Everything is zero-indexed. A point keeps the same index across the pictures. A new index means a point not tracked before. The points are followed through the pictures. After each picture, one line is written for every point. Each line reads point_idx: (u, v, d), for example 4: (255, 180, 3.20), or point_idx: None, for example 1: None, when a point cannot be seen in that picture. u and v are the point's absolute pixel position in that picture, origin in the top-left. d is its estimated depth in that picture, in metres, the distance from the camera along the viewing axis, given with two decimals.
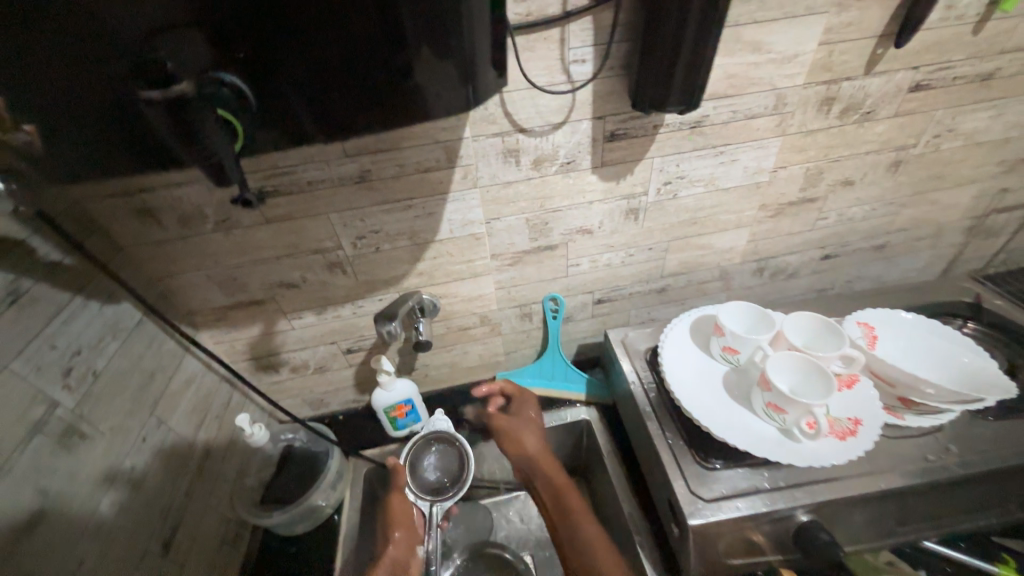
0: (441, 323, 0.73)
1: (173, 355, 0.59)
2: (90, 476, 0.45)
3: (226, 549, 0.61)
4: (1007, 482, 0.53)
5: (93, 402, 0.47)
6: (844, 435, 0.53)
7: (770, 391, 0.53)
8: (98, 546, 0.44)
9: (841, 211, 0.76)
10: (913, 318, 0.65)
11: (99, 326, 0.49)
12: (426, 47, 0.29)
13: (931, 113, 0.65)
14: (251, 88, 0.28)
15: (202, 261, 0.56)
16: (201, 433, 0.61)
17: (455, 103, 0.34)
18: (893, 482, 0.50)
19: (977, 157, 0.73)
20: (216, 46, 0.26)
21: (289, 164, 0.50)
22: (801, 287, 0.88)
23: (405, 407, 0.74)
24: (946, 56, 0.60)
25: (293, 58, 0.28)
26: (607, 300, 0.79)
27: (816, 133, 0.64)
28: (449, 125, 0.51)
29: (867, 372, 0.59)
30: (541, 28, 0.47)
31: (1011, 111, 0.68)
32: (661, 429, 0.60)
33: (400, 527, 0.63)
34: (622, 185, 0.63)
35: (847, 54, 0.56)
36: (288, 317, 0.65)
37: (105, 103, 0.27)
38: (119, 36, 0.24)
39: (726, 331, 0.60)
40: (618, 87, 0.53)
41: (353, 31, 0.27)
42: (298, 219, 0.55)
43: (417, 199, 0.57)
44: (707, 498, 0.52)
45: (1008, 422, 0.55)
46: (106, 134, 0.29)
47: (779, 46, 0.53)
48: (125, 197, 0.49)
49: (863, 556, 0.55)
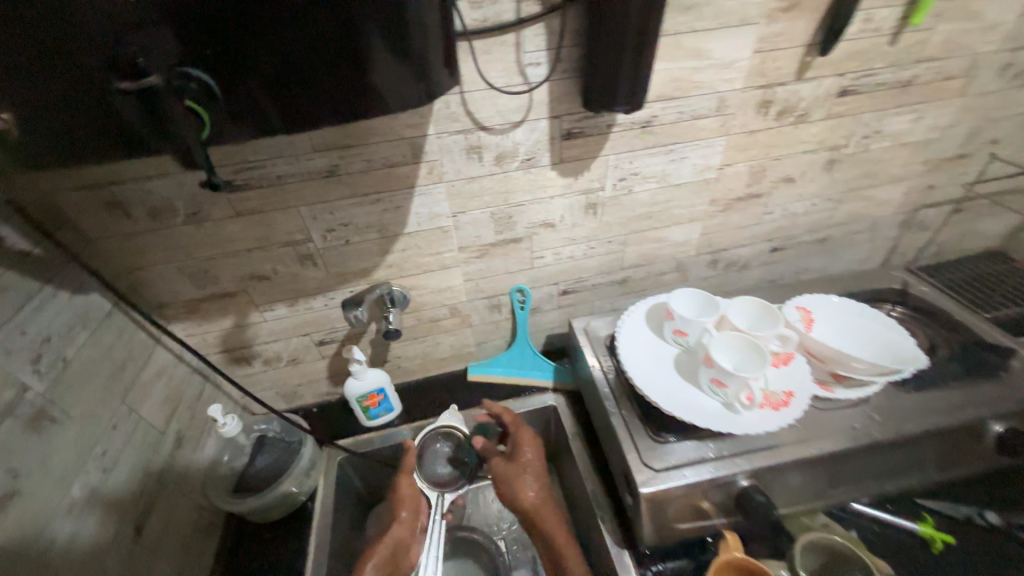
0: (412, 314, 0.76)
1: (144, 345, 0.60)
2: (61, 459, 0.46)
3: (198, 536, 0.62)
4: (925, 448, 0.58)
5: (63, 389, 0.48)
6: (778, 406, 0.59)
7: (712, 367, 0.58)
8: (70, 527, 0.46)
9: (785, 206, 0.82)
10: (846, 303, 0.71)
11: (68, 316, 0.51)
12: (380, 49, 0.32)
13: (858, 116, 0.72)
14: (217, 82, 0.31)
15: (173, 254, 0.58)
16: (172, 423, 0.63)
17: (410, 101, 0.37)
18: (822, 449, 0.56)
19: (904, 157, 0.80)
20: (184, 42, 0.29)
21: (258, 158, 0.52)
22: (754, 278, 0.94)
23: (377, 397, 0.76)
24: (868, 65, 0.66)
25: (258, 56, 0.30)
26: (572, 292, 0.83)
27: (757, 133, 0.69)
28: (414, 122, 0.55)
29: (802, 351, 0.65)
30: (497, 33, 0.51)
31: (930, 114, 0.75)
32: (618, 407, 0.64)
33: (408, 508, 0.67)
34: (580, 181, 0.67)
35: (779, 61, 0.62)
36: (260, 309, 0.67)
37: (81, 96, 0.30)
38: (96, 35, 0.27)
39: (676, 316, 0.65)
40: (571, 89, 0.57)
41: (314, 33, 0.30)
42: (268, 212, 0.57)
43: (385, 193, 0.59)
44: (657, 468, 0.56)
45: (924, 393, 0.61)
46: (80, 124, 0.31)
47: (717, 53, 0.59)
48: (94, 190, 0.50)
49: (798, 517, 0.59)
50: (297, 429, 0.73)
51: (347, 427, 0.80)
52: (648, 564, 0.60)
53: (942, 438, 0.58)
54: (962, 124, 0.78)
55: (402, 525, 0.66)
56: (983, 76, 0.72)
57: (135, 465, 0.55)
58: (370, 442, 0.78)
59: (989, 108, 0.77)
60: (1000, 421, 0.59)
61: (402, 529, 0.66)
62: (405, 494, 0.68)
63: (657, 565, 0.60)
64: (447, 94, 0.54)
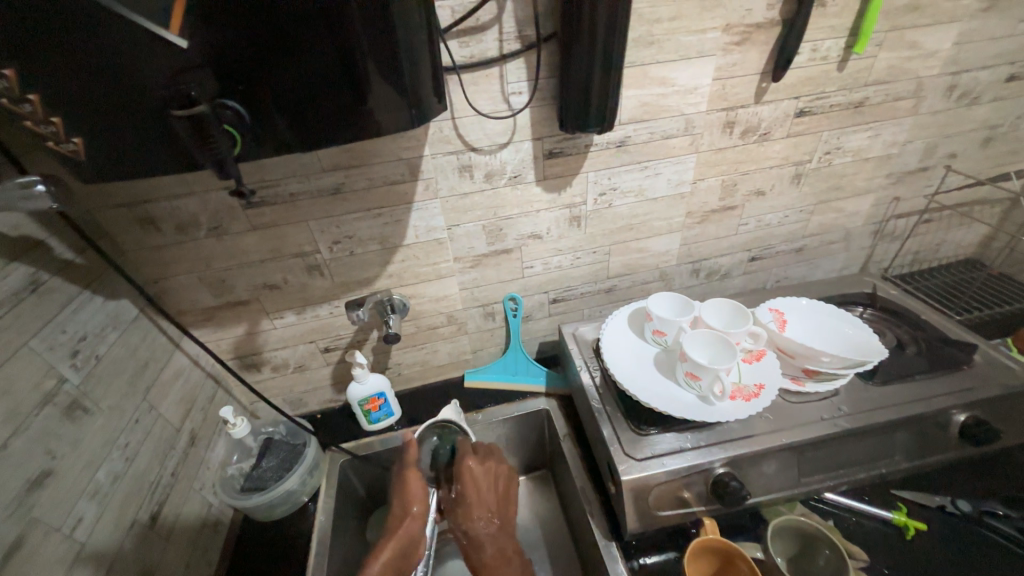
0: (411, 322, 0.81)
1: (164, 348, 0.66)
2: (90, 446, 0.51)
3: (206, 532, 0.66)
4: (892, 436, 0.62)
5: (95, 382, 0.54)
6: (749, 397, 0.63)
7: (687, 361, 0.64)
8: (95, 507, 0.50)
9: (759, 217, 0.88)
10: (814, 306, 0.77)
11: (102, 317, 0.57)
12: (378, 82, 0.40)
13: (818, 134, 0.79)
14: (247, 111, 0.38)
15: (194, 265, 0.64)
16: (187, 422, 0.67)
17: (403, 122, 0.44)
18: (791, 437, 0.59)
19: (867, 171, 0.87)
20: (222, 81, 0.36)
21: (275, 178, 0.59)
22: (737, 287, 0.99)
23: (378, 401, 0.80)
24: (820, 89, 0.73)
25: (279, 91, 0.38)
26: (562, 300, 0.89)
27: (724, 151, 0.76)
28: (411, 145, 0.62)
29: (774, 348, 0.70)
30: (483, 67, 0.58)
31: (886, 132, 0.82)
32: (602, 403, 0.68)
33: (422, 503, 0.70)
34: (564, 196, 0.74)
35: (737, 87, 0.69)
36: (270, 316, 0.73)
37: (138, 120, 0.36)
38: (155, 74, 0.34)
39: (654, 316, 0.71)
40: (550, 114, 0.65)
41: (323, 68, 0.37)
42: (281, 226, 0.64)
43: (386, 208, 0.66)
44: (638, 457, 0.59)
45: (889, 385, 0.65)
46: (135, 144, 0.38)
47: (680, 80, 0.66)
48: (130, 207, 0.57)
49: (775, 505, 0.62)
50: (303, 432, 0.77)
51: (349, 432, 0.84)
52: (634, 556, 0.62)
53: (907, 426, 0.62)
54: (918, 140, 0.85)
55: (413, 521, 0.68)
56: (930, 96, 0.79)
57: (152, 458, 0.59)
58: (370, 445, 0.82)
59: (941, 125, 0.84)
60: (963, 410, 0.62)
61: (414, 524, 0.68)
62: (417, 489, 0.71)
63: (644, 557, 0.62)
64: (441, 120, 0.61)
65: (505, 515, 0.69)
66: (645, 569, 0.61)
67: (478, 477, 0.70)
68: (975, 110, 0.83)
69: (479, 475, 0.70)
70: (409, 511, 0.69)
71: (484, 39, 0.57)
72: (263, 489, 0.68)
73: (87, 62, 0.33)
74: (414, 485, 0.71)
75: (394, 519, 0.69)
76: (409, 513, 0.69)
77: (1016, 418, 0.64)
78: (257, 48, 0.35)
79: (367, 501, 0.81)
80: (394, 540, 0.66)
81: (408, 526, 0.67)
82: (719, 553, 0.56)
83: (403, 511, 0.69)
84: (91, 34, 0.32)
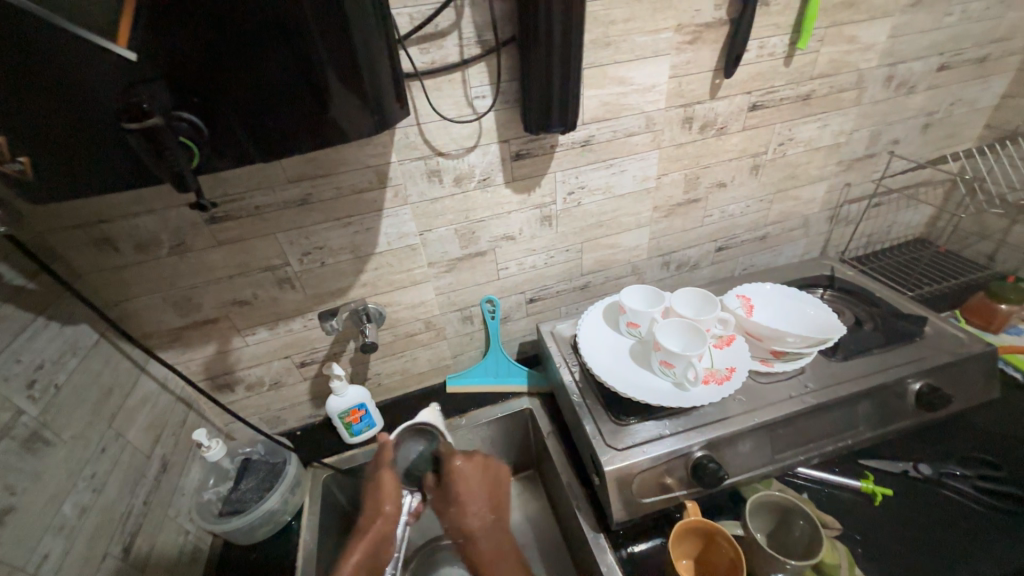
0: (388, 330, 0.80)
1: (130, 373, 0.64)
2: (53, 478, 0.49)
3: (184, 561, 0.63)
4: (855, 408, 0.65)
5: (55, 411, 0.51)
6: (722, 380, 0.66)
7: (661, 350, 0.66)
8: (62, 542, 0.48)
9: (722, 209, 0.91)
10: (778, 290, 0.81)
11: (60, 344, 0.55)
12: (339, 91, 0.40)
13: (771, 127, 0.83)
14: (204, 123, 0.37)
15: (158, 285, 0.62)
16: (157, 448, 0.65)
17: (366, 128, 0.44)
18: (763, 416, 0.62)
19: (819, 160, 0.91)
20: (175, 93, 0.35)
21: (238, 191, 0.58)
22: (706, 277, 1.03)
23: (358, 412, 0.79)
24: (770, 83, 0.77)
25: (234, 100, 0.37)
26: (538, 299, 0.90)
27: (685, 146, 0.79)
28: (377, 152, 0.62)
29: (743, 332, 0.73)
30: (445, 72, 0.59)
31: (833, 122, 0.87)
32: (583, 397, 0.69)
33: (394, 502, 0.68)
34: (534, 197, 0.75)
35: (693, 84, 0.72)
36: (241, 333, 0.71)
37: (90, 137, 0.36)
38: (105, 89, 0.34)
39: (627, 309, 0.73)
40: (515, 116, 0.66)
41: (281, 75, 0.37)
42: (249, 240, 0.63)
43: (355, 216, 0.66)
44: (619, 447, 0.60)
45: (850, 361, 0.68)
46: (90, 162, 0.37)
47: (638, 79, 0.68)
48: (86, 228, 0.55)
49: (752, 484, 0.64)
50: (282, 449, 0.76)
51: (331, 446, 0.82)
52: (622, 545, 0.63)
53: (869, 397, 0.65)
54: (863, 129, 0.90)
55: (384, 521, 0.66)
56: (871, 87, 0.84)
57: (122, 487, 0.57)
58: (353, 458, 0.80)
59: (883, 114, 0.89)
60: (917, 378, 0.66)
61: (387, 524, 0.67)
62: (387, 489, 0.68)
63: (632, 545, 0.63)
64: (406, 126, 0.61)
65: (499, 505, 0.69)
66: (634, 557, 0.62)
67: (468, 474, 0.69)
68: (912, 98, 0.89)
69: (467, 472, 0.69)
70: (380, 511, 0.67)
71: (444, 45, 0.58)
72: (243, 511, 0.66)
73: (28, 76, 0.32)
74: (387, 485, 0.69)
75: (366, 519, 0.67)
76: (380, 513, 0.67)
77: (965, 383, 0.69)
78: (213, 60, 0.35)
79: (353, 515, 0.79)
80: (366, 541, 0.65)
81: (379, 526, 0.66)
82: (701, 533, 0.58)
83: (375, 512, 0.67)
84: (35, 54, 0.31)
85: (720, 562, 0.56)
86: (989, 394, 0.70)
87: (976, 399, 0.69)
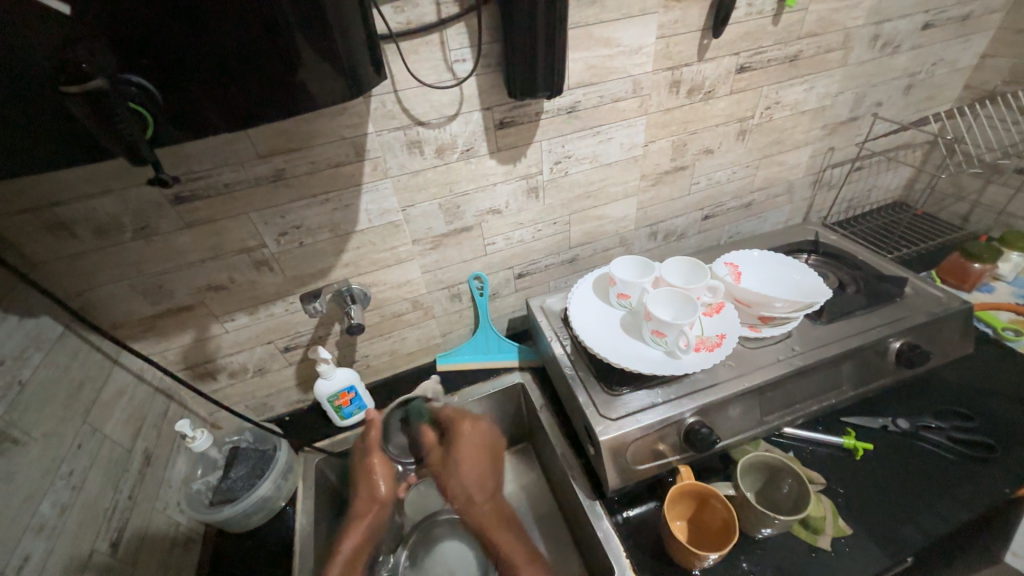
0: (375, 311, 0.78)
1: (101, 366, 0.61)
2: (26, 478, 0.47)
3: (177, 551, 0.62)
4: (839, 367, 0.67)
5: (23, 410, 0.49)
6: (712, 347, 0.67)
7: (653, 319, 0.65)
8: (43, 544, 0.46)
9: (709, 175, 0.90)
10: (765, 257, 0.82)
11: (21, 338, 0.51)
12: (311, 53, 0.37)
13: (758, 90, 0.81)
14: (157, 87, 0.34)
15: (125, 271, 0.58)
16: (139, 441, 0.63)
17: (339, 92, 0.41)
18: (753, 380, 0.63)
19: (805, 124, 0.91)
20: (119, 53, 0.32)
21: (203, 168, 0.54)
22: (693, 246, 1.03)
23: (348, 394, 0.78)
24: (757, 44, 0.75)
25: (190, 65, 0.34)
26: (527, 274, 0.89)
27: (672, 111, 0.77)
28: (353, 122, 0.58)
29: (732, 299, 0.73)
30: (421, 34, 0.55)
31: (819, 84, 0.85)
32: (575, 369, 0.69)
33: (387, 487, 0.73)
34: (519, 167, 0.72)
35: (680, 45, 0.70)
36: (220, 319, 0.68)
37: (25, 102, 0.32)
38: (33, 51, 0.30)
39: (617, 281, 0.72)
40: (496, 81, 0.63)
41: (242, 35, 0.33)
42: (219, 220, 0.59)
43: (332, 192, 0.62)
44: (612, 417, 0.60)
45: (835, 323, 0.70)
46: (34, 132, 0.33)
47: (625, 41, 0.65)
48: (36, 213, 0.51)
49: (742, 445, 0.66)
50: (272, 436, 0.74)
51: (322, 430, 0.81)
52: (617, 511, 0.64)
53: (851, 357, 0.67)
54: (848, 91, 0.89)
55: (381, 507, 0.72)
56: (857, 47, 0.83)
57: (104, 483, 0.55)
58: (346, 441, 0.80)
59: (868, 75, 0.88)
60: (898, 337, 0.68)
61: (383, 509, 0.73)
62: (384, 479, 0.74)
63: (626, 510, 0.65)
64: (382, 93, 0.57)
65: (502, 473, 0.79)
66: (630, 521, 0.63)
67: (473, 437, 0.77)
68: (897, 59, 0.89)
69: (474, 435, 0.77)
70: (376, 496, 0.73)
71: (419, 3, 0.54)
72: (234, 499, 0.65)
73: None
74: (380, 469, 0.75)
75: (362, 506, 0.72)
76: (377, 499, 0.73)
77: (942, 339, 0.71)
78: (164, 17, 0.31)
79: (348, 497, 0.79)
80: (364, 525, 0.70)
81: (377, 511, 0.72)
82: (694, 495, 0.60)
83: (371, 498, 0.73)
84: None
85: (713, 520, 0.58)
86: (964, 348, 0.73)
87: (951, 355, 0.72)
